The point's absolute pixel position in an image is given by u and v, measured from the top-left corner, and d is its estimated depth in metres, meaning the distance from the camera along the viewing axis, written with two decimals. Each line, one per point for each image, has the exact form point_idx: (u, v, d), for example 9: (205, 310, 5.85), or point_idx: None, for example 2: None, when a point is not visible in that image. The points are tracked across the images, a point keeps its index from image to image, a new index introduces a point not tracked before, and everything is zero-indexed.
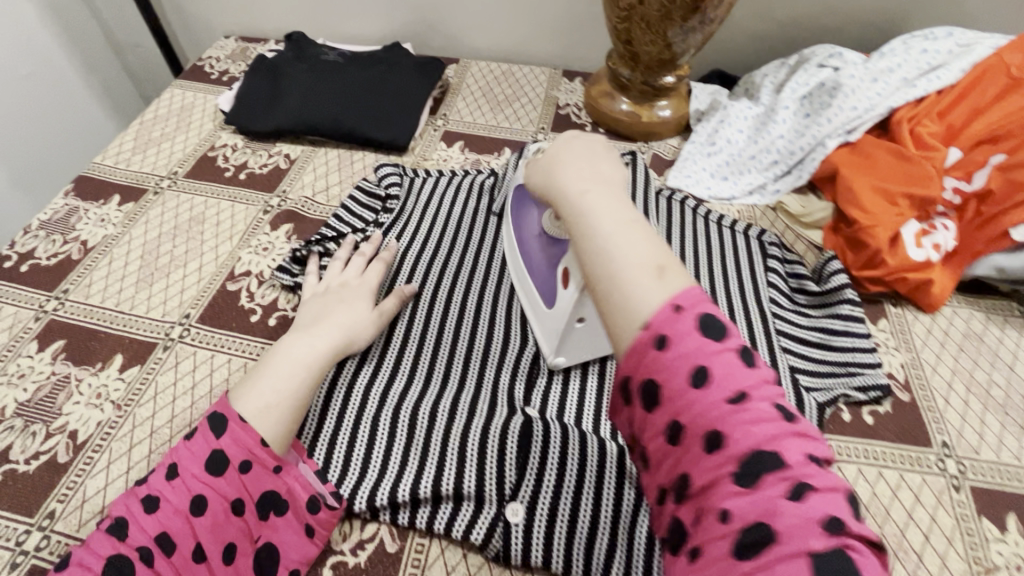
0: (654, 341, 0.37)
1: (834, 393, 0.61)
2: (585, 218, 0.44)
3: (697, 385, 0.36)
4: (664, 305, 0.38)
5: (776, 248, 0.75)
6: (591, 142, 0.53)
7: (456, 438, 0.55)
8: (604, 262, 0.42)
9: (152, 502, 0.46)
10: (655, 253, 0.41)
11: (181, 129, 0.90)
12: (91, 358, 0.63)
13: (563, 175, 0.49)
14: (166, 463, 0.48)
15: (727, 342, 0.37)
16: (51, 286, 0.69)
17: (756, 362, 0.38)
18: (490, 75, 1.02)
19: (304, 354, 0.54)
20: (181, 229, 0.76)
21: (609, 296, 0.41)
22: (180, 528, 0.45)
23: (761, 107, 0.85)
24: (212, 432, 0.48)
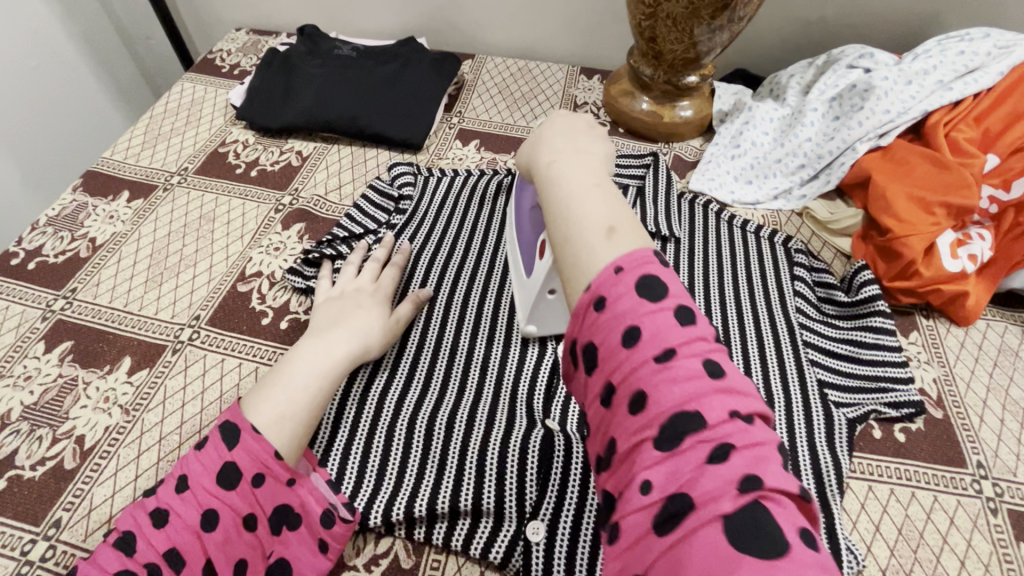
0: (593, 303, 0.37)
1: (865, 409, 0.59)
2: (552, 186, 0.45)
3: (627, 344, 0.35)
4: (607, 267, 0.37)
5: (803, 256, 0.72)
6: (578, 118, 0.52)
7: (474, 450, 0.53)
8: (563, 225, 0.42)
9: (161, 515, 0.44)
10: (613, 216, 0.41)
11: (192, 124, 0.88)
12: (99, 360, 0.61)
13: (539, 147, 0.49)
14: (176, 474, 0.46)
15: (665, 301, 0.36)
16: (59, 284, 0.67)
17: (695, 318, 0.36)
18: (507, 71, 1.00)
19: (317, 364, 0.52)
20: (191, 227, 0.74)
21: (566, 258, 0.41)
22: (190, 544, 0.43)
23: (787, 108, 0.82)
24: (224, 443, 0.46)
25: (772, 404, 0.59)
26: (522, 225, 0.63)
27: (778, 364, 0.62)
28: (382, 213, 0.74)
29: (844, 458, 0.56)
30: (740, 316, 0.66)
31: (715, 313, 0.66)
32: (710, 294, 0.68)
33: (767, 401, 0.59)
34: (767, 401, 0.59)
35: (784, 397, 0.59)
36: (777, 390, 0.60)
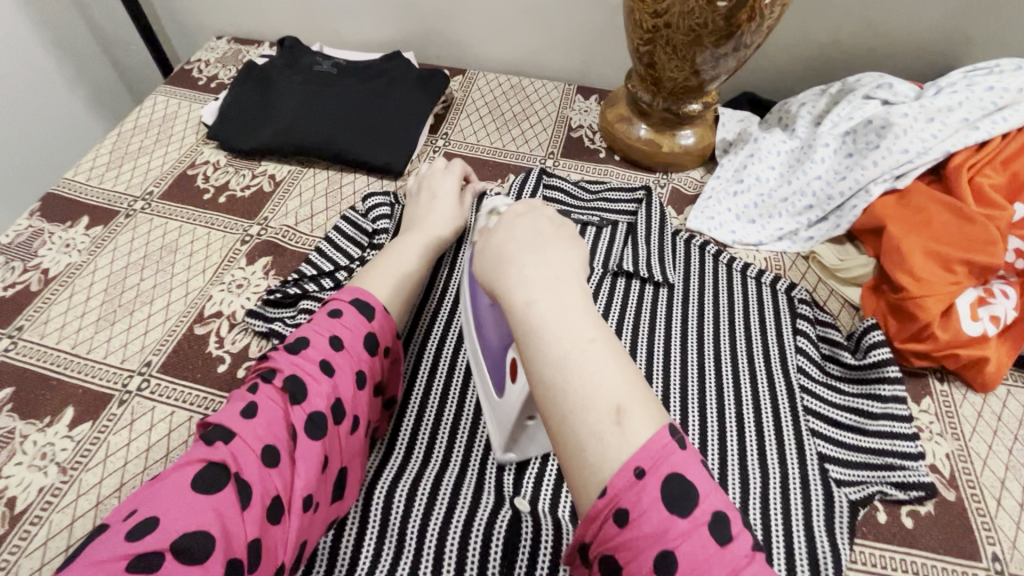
0: (613, 515, 0.33)
1: (869, 489, 0.54)
2: (537, 337, 0.37)
3: (662, 574, 0.31)
4: (624, 468, 0.33)
5: (807, 306, 0.67)
6: (538, 221, 0.45)
7: (434, 530, 0.48)
8: (560, 400, 0.35)
9: (325, 368, 0.47)
10: (618, 386, 0.35)
11: (162, 143, 0.83)
12: (39, 410, 0.57)
13: (507, 276, 0.41)
14: (322, 334, 0.49)
15: (697, 513, 0.32)
16: (5, 321, 0.63)
17: (734, 532, 0.32)
18: (498, 90, 0.94)
19: (415, 246, 0.61)
20: (151, 259, 0.70)
21: (569, 445, 0.34)
22: (346, 399, 0.48)
23: (796, 141, 0.76)
24: (365, 314, 0.52)
25: (766, 480, 0.54)
26: (484, 337, 0.53)
27: (775, 433, 0.57)
28: (355, 248, 0.69)
29: (843, 547, 0.50)
30: (735, 376, 0.61)
31: (709, 371, 0.61)
32: (704, 348, 0.63)
33: (761, 477, 0.54)
34: (761, 476, 0.54)
35: (780, 473, 0.54)
36: (773, 465, 0.55)
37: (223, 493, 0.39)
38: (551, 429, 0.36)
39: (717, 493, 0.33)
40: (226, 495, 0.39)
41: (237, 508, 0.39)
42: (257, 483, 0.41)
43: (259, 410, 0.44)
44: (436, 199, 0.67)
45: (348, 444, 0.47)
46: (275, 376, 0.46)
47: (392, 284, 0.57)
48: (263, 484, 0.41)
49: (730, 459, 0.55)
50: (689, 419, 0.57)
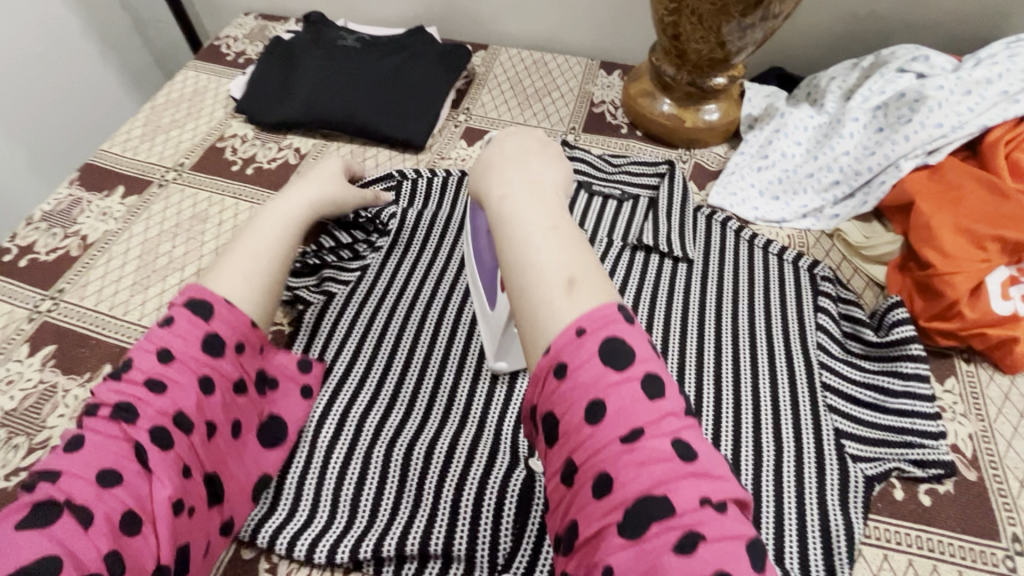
0: (553, 370, 0.34)
1: (886, 466, 0.53)
2: (505, 219, 0.41)
3: (591, 420, 0.33)
4: (568, 328, 0.35)
5: (829, 283, 0.66)
6: (526, 138, 0.49)
7: (450, 488, 0.50)
8: (519, 273, 0.38)
9: (153, 386, 0.43)
10: (571, 262, 0.38)
11: (192, 116, 0.86)
12: (79, 366, 0.60)
13: (488, 176, 0.46)
14: (148, 349, 0.45)
15: (631, 370, 0.34)
16: (48, 284, 0.66)
17: (665, 390, 0.34)
18: (521, 65, 0.93)
19: (270, 236, 0.56)
20: (183, 228, 0.72)
21: (526, 314, 0.37)
22: (191, 408, 0.44)
23: (825, 116, 0.74)
24: (198, 317, 0.47)
25: (780, 452, 0.54)
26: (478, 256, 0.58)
27: (791, 408, 0.57)
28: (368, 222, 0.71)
29: (857, 521, 0.50)
30: (752, 351, 0.61)
31: (724, 346, 0.61)
32: (720, 323, 0.63)
33: (775, 450, 0.54)
34: (775, 449, 0.54)
35: (794, 447, 0.54)
36: (787, 438, 0.55)
37: (59, 522, 0.36)
38: (512, 303, 0.39)
39: (655, 359, 0.35)
40: (64, 524, 0.36)
41: (79, 531, 0.36)
42: (102, 504, 0.38)
43: (86, 442, 0.40)
44: (309, 173, 0.64)
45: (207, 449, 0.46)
46: (100, 407, 0.42)
47: (246, 270, 0.52)
48: (110, 505, 0.38)
49: (744, 432, 0.55)
50: (703, 390, 0.58)
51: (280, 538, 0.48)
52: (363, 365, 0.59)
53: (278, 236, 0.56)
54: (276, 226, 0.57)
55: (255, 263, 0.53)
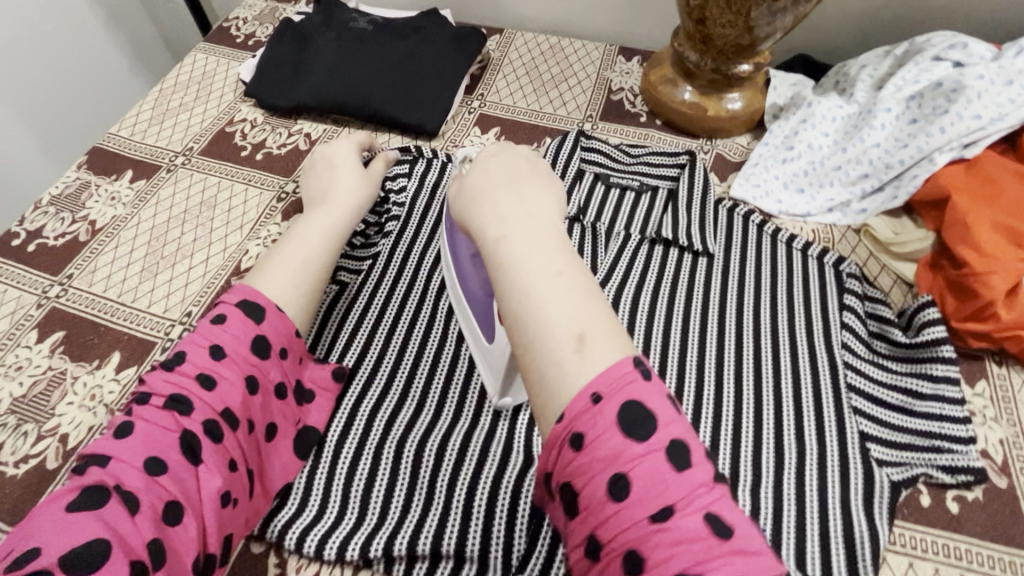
0: (569, 439, 0.33)
1: (913, 471, 0.51)
2: (505, 268, 0.38)
3: (615, 497, 0.31)
4: (581, 394, 0.33)
5: (856, 281, 0.63)
6: (514, 161, 0.46)
7: (462, 487, 0.49)
8: (524, 328, 0.36)
9: (205, 381, 0.45)
10: (581, 314, 0.36)
11: (201, 100, 0.84)
12: (88, 354, 0.59)
13: (481, 211, 0.42)
14: (201, 346, 0.47)
15: (654, 440, 0.32)
16: (56, 269, 0.66)
17: (693, 459, 0.32)
18: (536, 50, 0.91)
19: (311, 243, 0.56)
20: (192, 213, 0.71)
21: (534, 370, 0.35)
22: (237, 406, 0.46)
23: (854, 106, 0.71)
24: (249, 317, 0.49)
25: (802, 455, 0.52)
26: (466, 284, 0.54)
27: (815, 409, 0.55)
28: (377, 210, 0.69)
29: (881, 527, 0.49)
30: (775, 349, 0.59)
31: (746, 344, 0.59)
32: (742, 319, 0.61)
33: (797, 453, 0.52)
34: (797, 452, 0.52)
35: (818, 450, 0.53)
36: (811, 441, 0.53)
37: (109, 506, 0.38)
38: (520, 358, 0.37)
39: (681, 427, 0.33)
40: (113, 506, 0.38)
41: (126, 513, 0.38)
42: (146, 494, 0.40)
43: (136, 429, 0.42)
44: (336, 172, 0.64)
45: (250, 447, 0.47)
46: (153, 397, 0.44)
47: (286, 282, 0.53)
48: (155, 493, 0.40)
49: (765, 433, 0.53)
50: (723, 389, 0.56)
51: (290, 532, 0.48)
52: (374, 358, 0.58)
53: (318, 246, 0.57)
54: (313, 232, 0.57)
55: (295, 277, 0.54)
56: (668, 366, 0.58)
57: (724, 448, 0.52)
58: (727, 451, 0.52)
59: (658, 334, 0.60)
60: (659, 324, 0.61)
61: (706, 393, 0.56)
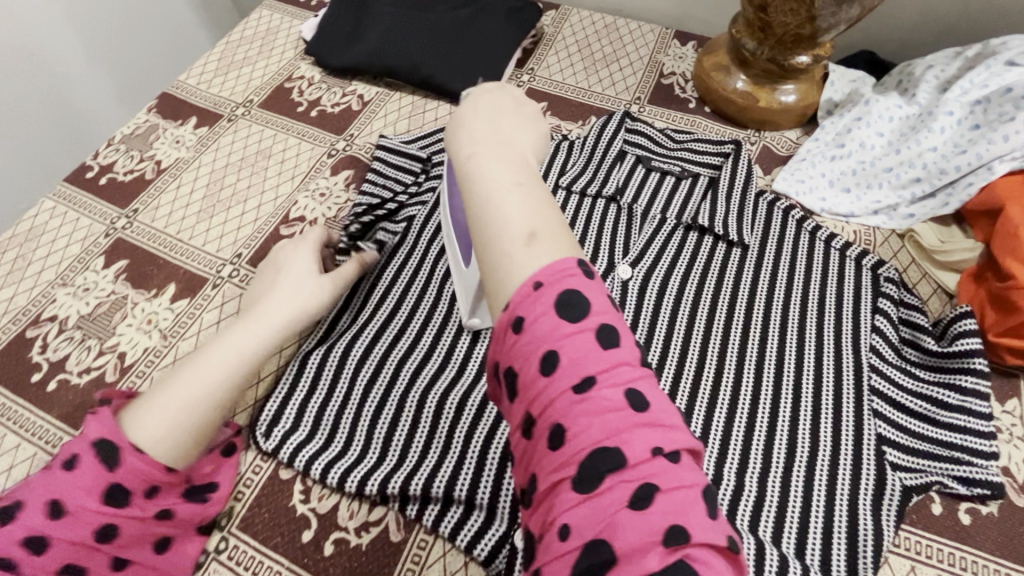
0: (511, 324, 0.33)
1: (928, 478, 0.51)
2: (471, 179, 0.40)
3: (545, 372, 0.32)
4: (525, 281, 0.34)
5: (893, 285, 0.62)
6: (499, 92, 0.47)
7: (479, 439, 0.52)
8: (481, 228, 0.38)
9: (36, 544, 0.39)
10: (534, 218, 0.37)
11: (263, 55, 0.88)
12: (147, 282, 0.64)
13: (459, 133, 0.44)
14: (40, 498, 0.40)
15: (586, 322, 0.33)
16: (124, 203, 0.71)
17: (621, 341, 0.33)
18: (591, 28, 0.91)
19: (200, 383, 0.47)
20: (247, 162, 0.75)
21: (487, 263, 0.37)
22: (85, 554, 0.41)
23: (914, 107, 0.69)
24: (102, 462, 0.42)
25: (814, 452, 0.53)
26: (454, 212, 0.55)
27: (832, 406, 0.55)
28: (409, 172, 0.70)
29: (887, 528, 0.49)
30: (799, 345, 0.59)
31: (770, 336, 0.60)
32: (768, 314, 0.61)
33: (809, 449, 0.53)
34: (809, 447, 0.53)
35: (830, 448, 0.53)
36: (824, 438, 0.53)
37: None
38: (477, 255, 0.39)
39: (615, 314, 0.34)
40: None
41: None
42: None
43: None
44: (280, 278, 0.56)
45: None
46: None
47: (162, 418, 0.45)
48: None
49: (778, 424, 0.54)
50: (742, 380, 0.57)
51: (315, 465, 0.52)
52: (404, 314, 0.60)
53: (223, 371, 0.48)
54: (215, 363, 0.48)
55: (178, 414, 0.45)
56: (689, 351, 0.59)
57: (735, 435, 0.53)
58: (737, 439, 0.53)
59: (682, 318, 0.61)
60: (684, 308, 0.61)
61: (724, 379, 0.57)
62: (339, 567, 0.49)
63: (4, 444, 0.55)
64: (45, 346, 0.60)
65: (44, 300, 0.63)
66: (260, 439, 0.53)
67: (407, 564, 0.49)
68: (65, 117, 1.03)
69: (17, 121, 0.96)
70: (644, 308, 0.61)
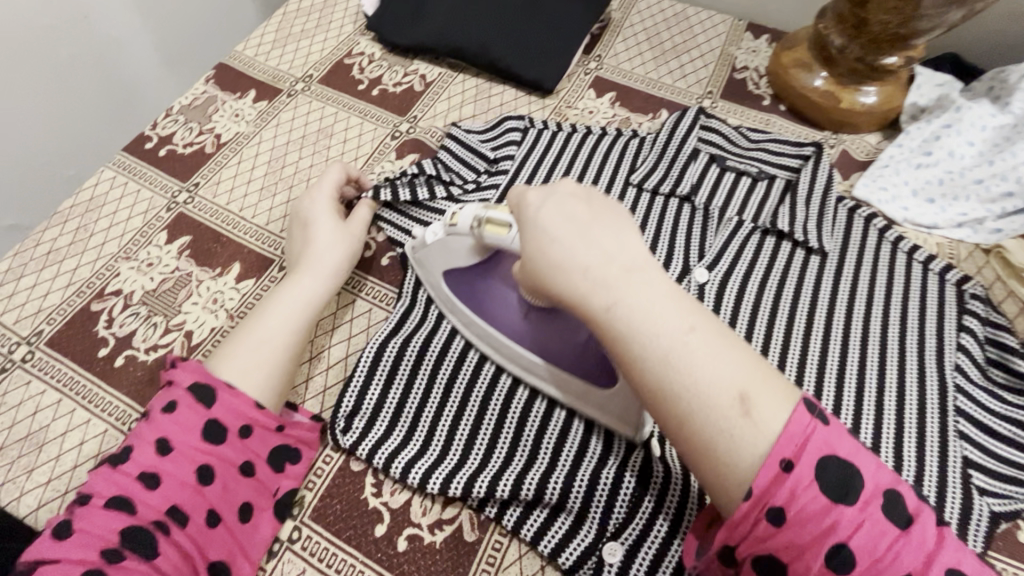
0: (771, 517, 0.35)
1: (1018, 505, 0.50)
2: (640, 344, 0.38)
3: (839, 565, 0.34)
4: (771, 466, 0.35)
5: (979, 303, 0.60)
6: (574, 206, 0.43)
7: (570, 451, 0.51)
8: (684, 403, 0.37)
9: (148, 482, 0.44)
10: (734, 374, 0.37)
11: (322, 28, 0.85)
12: (211, 260, 0.63)
13: (577, 281, 0.40)
14: (148, 441, 0.46)
15: (859, 500, 0.35)
16: (185, 176, 0.69)
17: (898, 509, 0.35)
18: (660, 16, 0.87)
19: (274, 332, 0.53)
20: (309, 140, 0.73)
21: (702, 441, 0.37)
22: (188, 498, 0.45)
23: (1009, 116, 0.66)
24: (200, 404, 0.48)
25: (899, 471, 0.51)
26: (548, 346, 0.51)
27: (917, 424, 0.53)
28: (481, 161, 0.67)
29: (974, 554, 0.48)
30: (882, 360, 0.57)
31: (851, 351, 0.58)
32: (851, 326, 0.59)
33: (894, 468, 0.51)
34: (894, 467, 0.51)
35: (915, 467, 0.51)
36: (909, 459, 0.52)
37: None
38: (679, 430, 0.38)
39: (879, 477, 0.36)
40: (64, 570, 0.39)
41: None
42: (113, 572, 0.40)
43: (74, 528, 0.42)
44: (311, 230, 0.59)
45: (221, 535, 0.46)
46: (92, 498, 0.43)
47: (250, 359, 0.51)
48: None
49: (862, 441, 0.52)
50: (824, 394, 0.55)
51: (395, 462, 0.51)
52: None
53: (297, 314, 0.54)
54: (283, 312, 0.54)
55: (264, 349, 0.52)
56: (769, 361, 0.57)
57: None
58: None
59: (761, 327, 0.59)
60: (763, 316, 0.60)
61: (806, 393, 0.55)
62: (414, 563, 0.48)
63: (74, 419, 0.54)
64: (111, 321, 0.59)
65: (108, 273, 0.62)
66: (337, 434, 0.52)
67: (482, 565, 0.48)
68: (115, 86, 1.02)
69: (65, 86, 0.94)
70: (722, 315, 0.60)
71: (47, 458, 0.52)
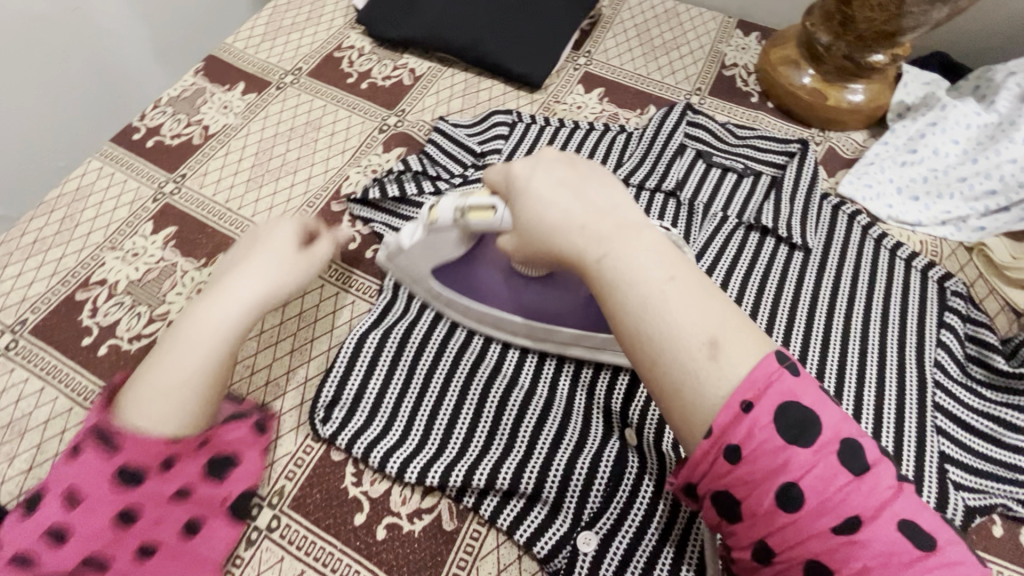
0: (726, 453, 0.35)
1: (992, 500, 0.50)
2: (617, 290, 0.40)
3: (789, 504, 0.34)
4: (731, 404, 0.35)
5: (960, 300, 0.60)
6: (563, 168, 0.46)
7: (547, 439, 0.51)
8: (654, 347, 0.38)
9: (56, 537, 0.41)
10: (705, 319, 0.38)
11: (312, 21, 0.85)
12: (196, 251, 0.63)
13: (564, 232, 0.43)
14: (54, 494, 0.42)
15: (817, 443, 0.35)
16: (171, 167, 0.69)
17: (857, 456, 0.35)
18: (650, 12, 0.87)
19: (185, 363, 0.45)
20: (297, 132, 0.73)
21: (670, 385, 0.38)
22: (108, 544, 0.42)
23: (993, 115, 0.66)
24: (103, 449, 0.43)
25: None
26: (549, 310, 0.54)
27: (895, 419, 0.54)
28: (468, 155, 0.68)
29: None
30: (863, 355, 0.57)
31: (832, 347, 0.58)
32: (832, 321, 0.60)
33: None
34: None
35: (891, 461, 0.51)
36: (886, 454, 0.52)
37: None
38: (650, 376, 0.39)
39: (841, 425, 0.36)
40: None
41: None
42: None
43: None
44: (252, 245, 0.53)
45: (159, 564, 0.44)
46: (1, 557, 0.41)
47: (159, 397, 0.44)
48: None
49: None
50: None
51: (374, 452, 0.51)
52: None
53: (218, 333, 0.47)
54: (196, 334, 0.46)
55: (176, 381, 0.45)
56: None
57: None
58: None
59: None
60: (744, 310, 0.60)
61: None
62: (393, 551, 0.48)
63: (55, 407, 0.54)
64: (95, 310, 0.59)
65: (93, 263, 0.62)
66: (317, 423, 0.52)
67: (460, 554, 0.48)
68: (106, 78, 1.02)
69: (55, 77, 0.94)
70: None
71: (28, 445, 0.52)
